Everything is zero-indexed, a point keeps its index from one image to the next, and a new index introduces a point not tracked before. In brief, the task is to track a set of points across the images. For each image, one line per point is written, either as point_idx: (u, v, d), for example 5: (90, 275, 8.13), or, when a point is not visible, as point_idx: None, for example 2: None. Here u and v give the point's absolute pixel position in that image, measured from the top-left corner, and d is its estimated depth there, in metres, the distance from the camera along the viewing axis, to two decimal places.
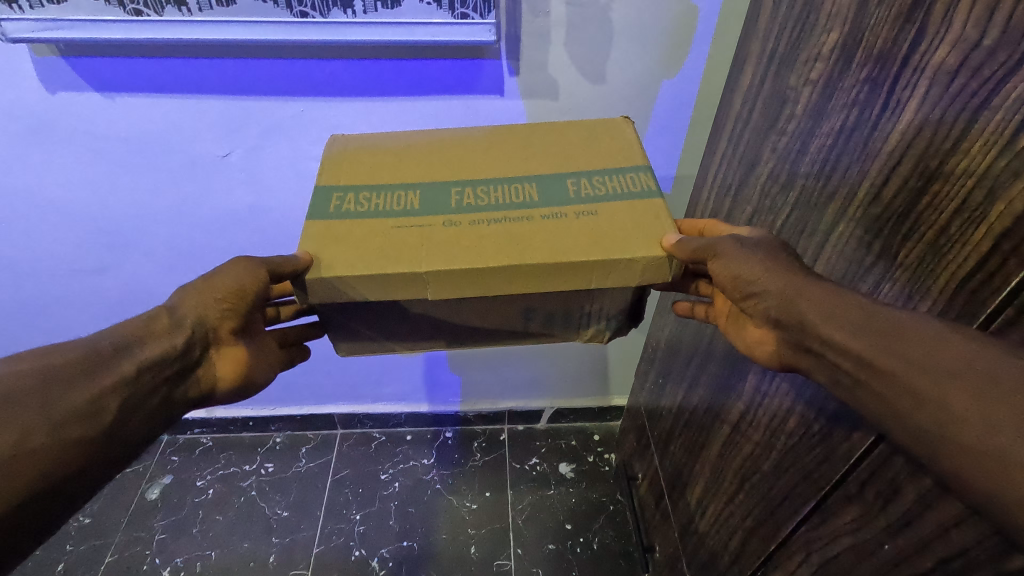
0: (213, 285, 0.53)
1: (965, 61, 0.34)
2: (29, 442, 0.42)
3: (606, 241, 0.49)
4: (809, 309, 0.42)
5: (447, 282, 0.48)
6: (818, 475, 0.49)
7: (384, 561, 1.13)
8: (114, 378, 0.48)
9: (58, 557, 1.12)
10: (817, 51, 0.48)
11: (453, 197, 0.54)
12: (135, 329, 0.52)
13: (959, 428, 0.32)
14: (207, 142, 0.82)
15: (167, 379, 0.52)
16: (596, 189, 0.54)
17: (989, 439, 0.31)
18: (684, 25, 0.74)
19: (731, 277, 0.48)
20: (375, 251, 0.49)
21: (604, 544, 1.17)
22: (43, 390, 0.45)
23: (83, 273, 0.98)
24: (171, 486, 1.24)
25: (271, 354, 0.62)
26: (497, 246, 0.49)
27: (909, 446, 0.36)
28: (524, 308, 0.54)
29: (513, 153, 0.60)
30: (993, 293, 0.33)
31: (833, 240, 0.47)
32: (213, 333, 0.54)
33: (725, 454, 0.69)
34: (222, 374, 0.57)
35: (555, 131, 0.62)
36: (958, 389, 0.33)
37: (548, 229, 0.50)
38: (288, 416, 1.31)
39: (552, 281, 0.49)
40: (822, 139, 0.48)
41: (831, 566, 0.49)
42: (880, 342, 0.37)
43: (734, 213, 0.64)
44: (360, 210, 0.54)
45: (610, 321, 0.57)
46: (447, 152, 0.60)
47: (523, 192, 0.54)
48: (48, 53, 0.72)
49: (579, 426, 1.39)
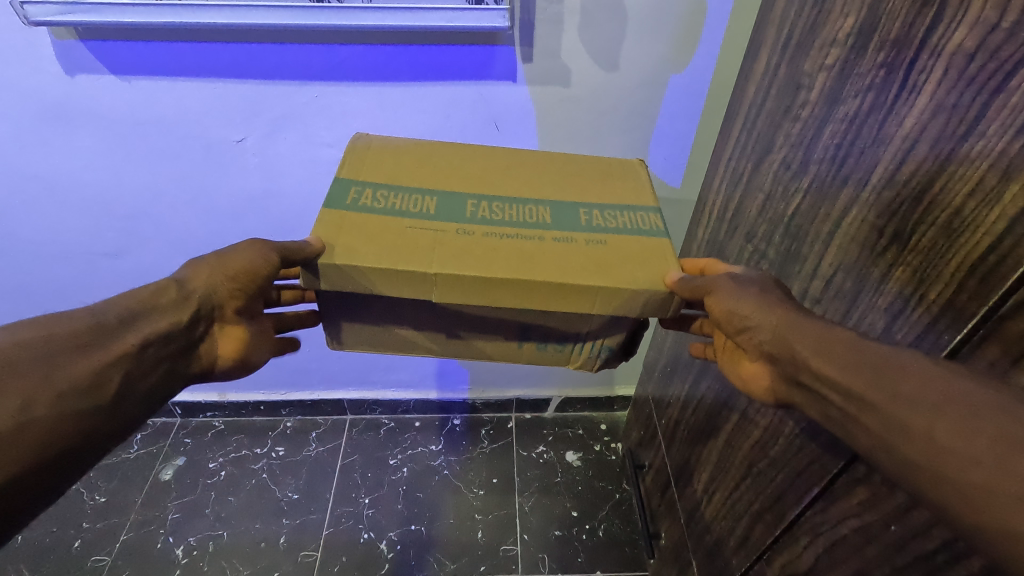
0: (226, 264, 0.54)
1: (983, 43, 0.34)
2: (31, 411, 0.42)
3: (614, 271, 0.49)
4: (800, 345, 0.42)
5: (452, 287, 0.47)
6: (825, 460, 0.49)
7: (392, 544, 1.15)
8: (118, 351, 0.47)
9: (75, 534, 1.15)
10: (833, 36, 0.48)
11: (468, 207, 0.55)
12: (144, 298, 0.51)
13: (943, 459, 0.32)
14: (222, 127, 0.83)
15: (170, 353, 0.52)
16: (607, 221, 0.54)
17: (971, 472, 0.30)
18: (695, 18, 0.74)
19: (724, 312, 0.47)
20: (385, 246, 0.49)
21: (610, 532, 1.18)
22: (46, 360, 0.44)
23: (100, 256, 1.00)
24: (184, 468, 1.27)
25: (270, 336, 0.62)
26: (507, 261, 0.48)
27: (897, 478, 0.35)
28: (522, 326, 0.55)
29: (531, 175, 0.60)
30: (1004, 276, 0.33)
31: (845, 228, 0.46)
32: (219, 311, 0.55)
33: (732, 442, 0.69)
34: (223, 352, 0.57)
35: (570, 164, 0.63)
36: (943, 420, 0.32)
37: (555, 250, 0.50)
38: (299, 401, 1.33)
39: (554, 301, 0.48)
40: (835, 125, 0.48)
41: (835, 550, 0.49)
42: (869, 375, 0.37)
43: (745, 202, 0.64)
44: (377, 206, 0.53)
45: (602, 348, 0.57)
46: (470, 164, 0.61)
47: (536, 214, 0.55)
48: (67, 37, 0.73)
49: (586, 415, 1.39)
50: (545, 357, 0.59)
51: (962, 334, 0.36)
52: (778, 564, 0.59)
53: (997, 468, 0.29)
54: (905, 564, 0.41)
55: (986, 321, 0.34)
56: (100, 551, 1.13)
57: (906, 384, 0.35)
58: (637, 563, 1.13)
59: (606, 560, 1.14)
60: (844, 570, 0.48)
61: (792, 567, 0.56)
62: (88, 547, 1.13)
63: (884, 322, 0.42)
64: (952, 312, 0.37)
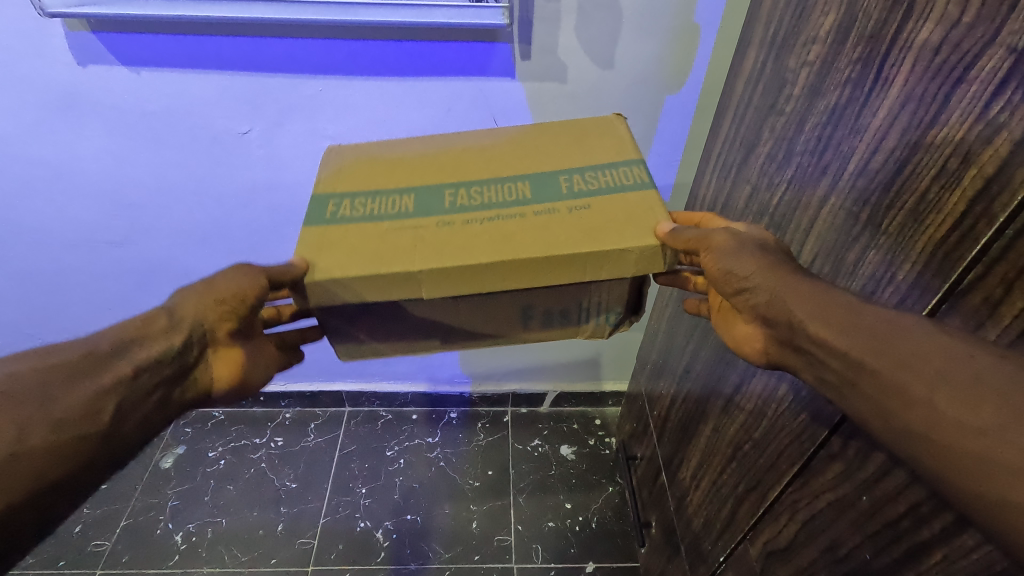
0: (214, 288, 0.53)
1: (947, 37, 0.37)
2: (27, 440, 0.43)
3: (603, 232, 0.51)
4: (798, 308, 0.43)
5: (440, 283, 0.50)
6: (805, 438, 0.52)
7: (388, 533, 1.17)
8: (112, 378, 0.48)
9: (75, 520, 1.17)
10: (815, 34, 0.51)
11: (446, 197, 0.57)
12: (134, 328, 0.51)
13: (945, 429, 0.33)
14: (228, 120, 0.86)
15: (165, 380, 0.51)
16: (588, 184, 0.57)
17: (974, 441, 0.31)
18: (686, 40, 0.79)
19: (721, 271, 0.48)
20: (368, 253, 0.51)
21: (603, 524, 1.20)
22: (42, 391, 0.45)
23: (105, 245, 1.02)
24: (184, 456, 1.28)
25: (272, 356, 0.59)
26: (490, 243, 0.51)
27: (892, 444, 0.36)
28: (522, 306, 0.56)
29: (507, 154, 0.62)
30: (964, 253, 0.35)
31: (823, 213, 0.49)
32: (211, 334, 0.53)
33: (719, 427, 0.71)
34: (218, 376, 0.55)
35: (548, 133, 0.65)
36: (945, 390, 0.33)
37: (539, 225, 0.52)
38: (298, 393, 1.35)
39: (550, 277, 0.50)
40: (817, 118, 0.50)
41: (813, 523, 0.51)
42: (873, 343, 0.38)
43: (734, 194, 0.66)
44: (356, 215, 0.56)
45: (610, 316, 0.58)
46: (444, 156, 0.63)
47: (516, 191, 0.57)
48: (80, 29, 0.75)
49: (580, 410, 1.41)
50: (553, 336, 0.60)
51: (927, 309, 0.38)
52: (760, 542, 0.61)
53: (997, 439, 0.31)
54: (875, 531, 0.44)
55: (949, 296, 0.37)
56: (101, 536, 1.15)
57: (908, 353, 0.36)
58: (629, 555, 1.15)
59: (598, 551, 1.16)
60: (820, 542, 0.50)
61: (773, 544, 0.58)
62: (88, 533, 1.15)
63: None
64: (918, 289, 0.39)
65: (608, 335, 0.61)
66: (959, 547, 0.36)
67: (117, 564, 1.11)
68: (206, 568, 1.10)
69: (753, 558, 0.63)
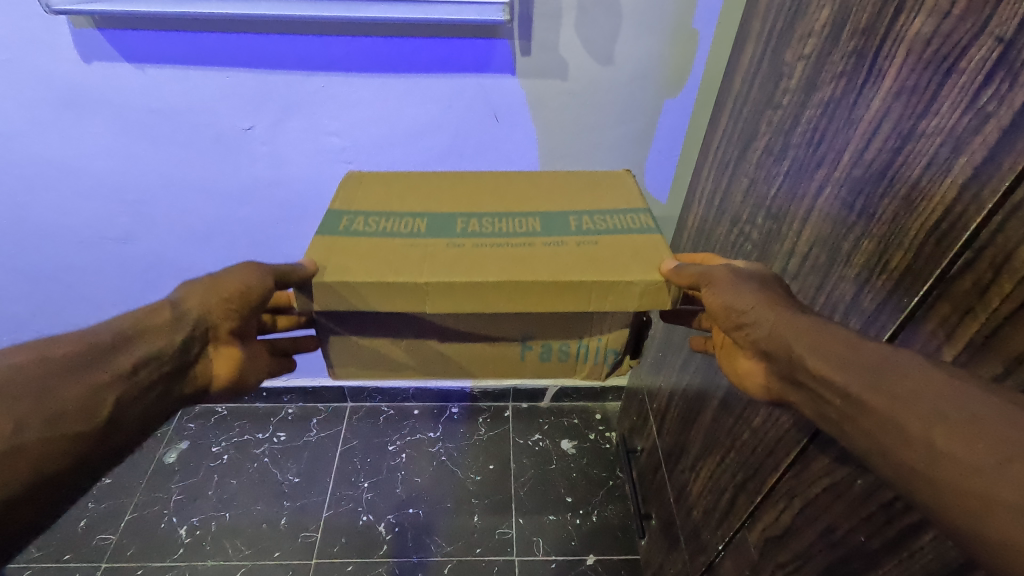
0: (221, 284, 0.53)
1: (937, 29, 0.37)
2: (21, 436, 0.41)
3: (609, 265, 0.51)
4: (797, 343, 0.43)
5: (445, 297, 0.50)
6: (801, 426, 0.53)
7: (390, 526, 1.18)
8: (111, 373, 0.46)
9: (81, 514, 1.18)
10: (810, 28, 0.51)
11: (459, 223, 0.58)
12: (136, 319, 0.50)
13: (942, 467, 0.32)
14: (232, 116, 0.86)
15: (164, 376, 0.50)
16: (596, 225, 0.58)
17: (971, 479, 0.30)
18: (685, 43, 0.80)
19: (722, 305, 0.49)
20: (378, 263, 0.52)
21: (603, 517, 1.21)
22: (38, 383, 0.43)
23: (110, 242, 1.03)
24: (187, 451, 1.30)
25: (264, 363, 0.60)
26: (499, 265, 0.51)
27: (894, 481, 0.36)
28: (523, 334, 0.56)
29: (520, 192, 0.64)
30: (954, 241, 0.36)
31: (820, 206, 0.50)
32: (213, 332, 0.54)
33: (717, 418, 0.72)
34: (218, 373, 0.55)
35: (559, 179, 0.67)
36: (942, 426, 0.33)
37: (547, 254, 0.53)
38: (300, 388, 1.36)
39: (555, 300, 0.50)
40: (812, 111, 0.51)
41: (809, 509, 0.52)
42: (871, 378, 0.37)
43: (732, 189, 0.67)
44: (368, 230, 0.57)
45: (607, 352, 0.57)
46: (458, 189, 0.65)
47: (526, 224, 0.58)
48: (85, 26, 0.76)
49: (580, 405, 1.43)
50: (551, 371, 0.60)
51: (918, 296, 0.39)
52: (758, 530, 0.62)
53: (997, 475, 0.29)
54: (869, 515, 0.44)
55: (939, 283, 0.38)
56: (106, 530, 1.16)
57: (904, 385, 0.36)
58: (629, 547, 1.16)
59: (599, 543, 1.17)
60: (816, 528, 0.51)
61: (770, 531, 0.59)
62: (93, 527, 1.16)
63: (852, 292, 0.46)
64: (910, 276, 0.40)
65: (604, 377, 0.60)
66: None
67: (122, 557, 1.12)
68: (210, 561, 1.11)
69: (751, 545, 0.64)
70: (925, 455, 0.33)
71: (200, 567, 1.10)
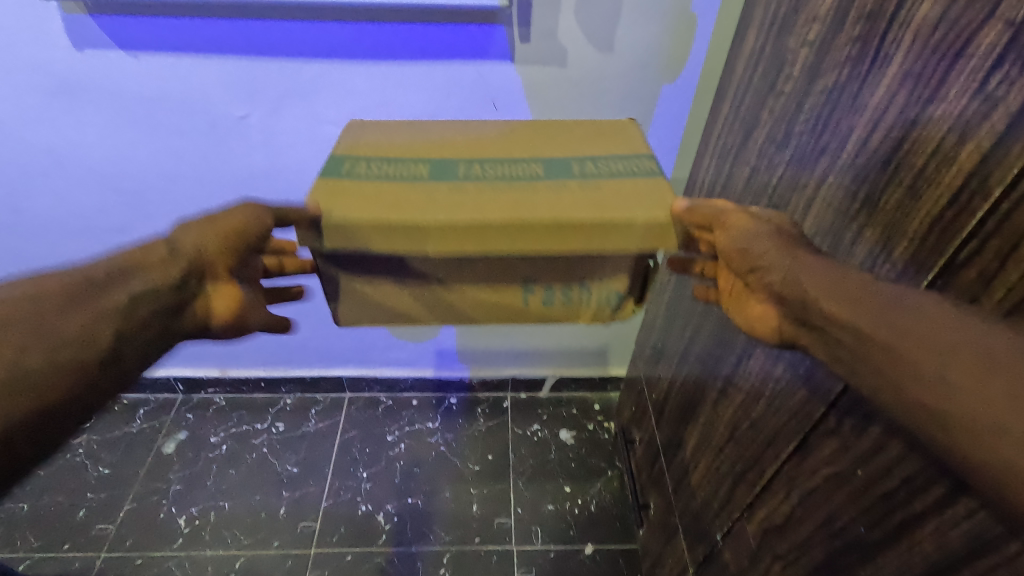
0: (216, 221, 0.52)
1: (945, 13, 0.37)
2: (25, 360, 0.41)
3: (613, 205, 0.50)
4: (811, 284, 0.44)
5: (446, 240, 0.49)
6: (802, 416, 0.53)
7: (389, 516, 1.18)
8: (108, 305, 0.46)
9: (80, 504, 1.18)
10: (815, 12, 0.50)
11: (460, 168, 0.57)
12: (134, 257, 0.50)
13: (958, 405, 0.34)
14: (228, 103, 0.85)
15: (162, 312, 0.49)
16: (600, 169, 0.56)
17: (988, 416, 0.32)
18: (684, 32, 0.79)
19: (737, 248, 0.50)
20: (380, 203, 0.50)
21: (602, 507, 1.21)
22: (36, 317, 0.43)
23: (105, 232, 1.02)
24: (186, 442, 1.29)
25: (268, 308, 0.57)
26: (500, 206, 0.50)
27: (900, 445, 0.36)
28: (523, 277, 0.55)
29: (523, 139, 0.62)
30: (959, 230, 0.36)
31: (822, 194, 0.49)
32: (210, 268, 0.51)
33: (717, 408, 0.72)
34: (217, 312, 0.53)
35: (565, 126, 0.66)
36: (956, 361, 0.34)
37: (550, 194, 0.52)
38: (299, 378, 1.35)
39: (556, 240, 0.49)
40: (816, 98, 0.50)
41: (809, 498, 0.52)
42: (883, 316, 0.38)
43: (733, 177, 0.66)
44: (371, 172, 0.55)
45: (612, 294, 0.56)
46: (460, 137, 0.63)
47: (529, 169, 0.57)
48: (77, 12, 0.75)
49: (579, 395, 1.42)
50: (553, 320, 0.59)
51: (922, 285, 0.39)
52: (756, 521, 0.62)
53: (1009, 407, 0.32)
54: (869, 505, 0.44)
55: (944, 272, 0.37)
56: (105, 520, 1.16)
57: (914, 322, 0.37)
58: (627, 537, 1.17)
59: (597, 532, 1.17)
60: (815, 518, 0.51)
61: (769, 521, 0.59)
62: (93, 517, 1.16)
63: None
64: (914, 265, 0.39)
65: (608, 320, 0.59)
66: (951, 516, 0.37)
67: (122, 547, 1.12)
68: (210, 551, 1.12)
69: (750, 535, 0.64)
70: (946, 400, 0.34)
71: (200, 557, 1.11)
